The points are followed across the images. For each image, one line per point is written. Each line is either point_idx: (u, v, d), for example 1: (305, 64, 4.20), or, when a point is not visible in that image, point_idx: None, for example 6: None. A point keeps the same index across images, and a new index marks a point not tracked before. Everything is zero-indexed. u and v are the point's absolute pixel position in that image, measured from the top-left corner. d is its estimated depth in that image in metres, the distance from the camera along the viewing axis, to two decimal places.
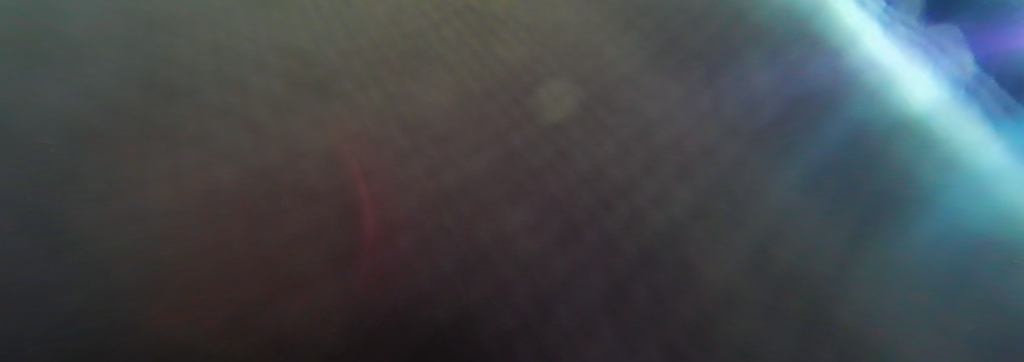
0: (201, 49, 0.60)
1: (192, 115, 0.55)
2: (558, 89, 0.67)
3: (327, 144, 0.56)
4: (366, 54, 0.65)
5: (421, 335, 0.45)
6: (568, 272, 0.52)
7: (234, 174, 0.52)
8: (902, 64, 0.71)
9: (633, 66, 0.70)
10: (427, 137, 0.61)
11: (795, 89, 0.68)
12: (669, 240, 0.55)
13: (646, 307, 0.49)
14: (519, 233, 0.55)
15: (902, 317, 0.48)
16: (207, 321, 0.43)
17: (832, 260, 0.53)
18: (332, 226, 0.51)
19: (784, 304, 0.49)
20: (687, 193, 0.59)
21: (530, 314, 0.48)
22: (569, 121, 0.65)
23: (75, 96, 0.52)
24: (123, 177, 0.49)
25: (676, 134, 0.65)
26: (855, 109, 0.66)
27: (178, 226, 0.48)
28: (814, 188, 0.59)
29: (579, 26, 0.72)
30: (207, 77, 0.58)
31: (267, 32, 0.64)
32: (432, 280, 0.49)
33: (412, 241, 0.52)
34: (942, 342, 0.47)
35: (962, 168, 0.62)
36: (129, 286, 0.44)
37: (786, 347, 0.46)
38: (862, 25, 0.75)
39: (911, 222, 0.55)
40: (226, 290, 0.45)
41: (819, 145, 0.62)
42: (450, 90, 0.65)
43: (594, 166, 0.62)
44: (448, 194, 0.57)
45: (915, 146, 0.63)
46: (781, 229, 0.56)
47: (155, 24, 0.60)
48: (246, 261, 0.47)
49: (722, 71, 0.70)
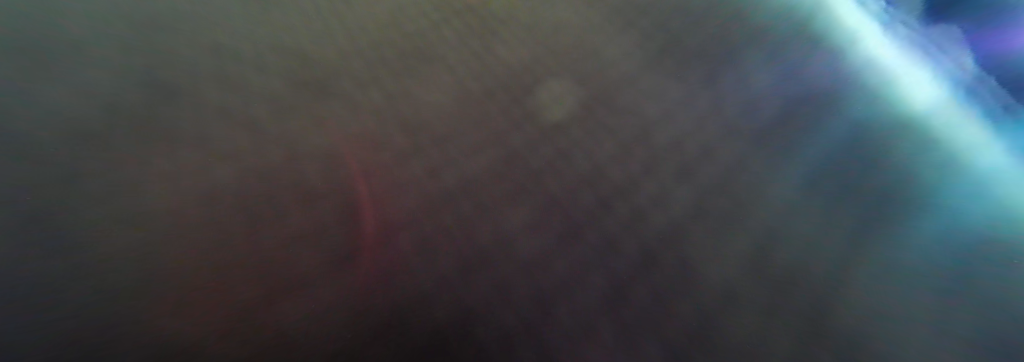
0: (200, 50, 0.60)
1: (192, 116, 0.55)
2: (559, 89, 0.67)
3: (328, 145, 0.56)
4: (367, 56, 0.65)
5: (422, 335, 0.45)
6: (569, 272, 0.52)
7: (236, 174, 0.52)
8: (902, 64, 0.71)
9: (632, 66, 0.70)
10: (427, 137, 0.61)
11: (794, 90, 0.68)
12: (670, 239, 0.55)
13: (647, 307, 0.49)
14: (519, 233, 0.55)
15: (897, 314, 0.49)
16: (208, 321, 0.43)
17: (829, 259, 0.53)
18: (333, 226, 0.51)
19: (783, 304, 0.50)
20: (687, 193, 0.59)
21: (530, 314, 0.48)
22: (570, 121, 0.65)
23: (77, 98, 0.53)
24: (124, 179, 0.49)
25: (677, 134, 0.65)
26: (856, 109, 0.66)
27: (178, 227, 0.48)
28: (812, 191, 0.59)
29: (579, 27, 0.72)
30: (209, 77, 0.58)
31: (266, 31, 0.63)
32: (433, 280, 0.49)
33: (413, 242, 0.52)
34: (938, 340, 0.47)
35: (962, 168, 0.62)
36: (127, 287, 0.43)
37: (787, 347, 0.47)
38: (861, 25, 0.75)
39: (913, 221, 0.56)
40: (227, 291, 0.45)
41: (818, 146, 0.63)
42: (450, 90, 0.65)
43: (594, 166, 0.62)
44: (449, 194, 0.57)
45: (916, 146, 0.63)
46: (779, 229, 0.56)
47: (154, 24, 0.60)
48: (246, 262, 0.47)
49: (722, 71, 0.70)
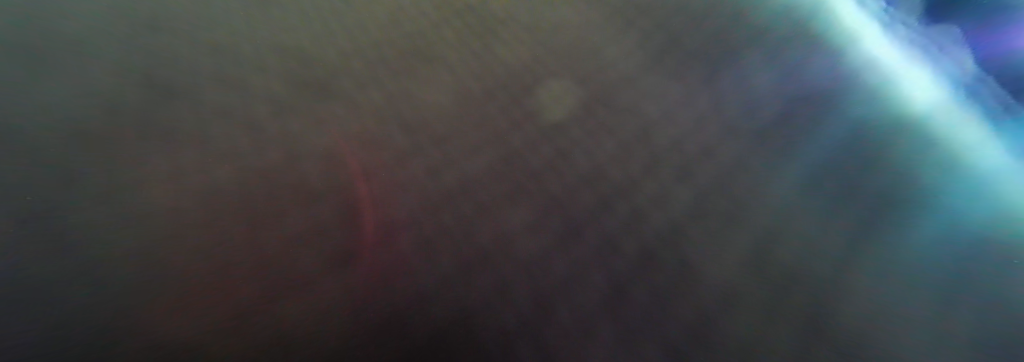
0: (200, 49, 0.60)
1: (192, 115, 0.55)
2: (559, 89, 0.67)
3: (328, 145, 0.56)
4: (367, 54, 0.65)
5: (422, 335, 0.45)
6: (569, 272, 0.52)
7: (235, 174, 0.52)
8: (901, 64, 0.72)
9: (632, 65, 0.70)
10: (427, 137, 0.61)
11: (794, 89, 0.68)
12: (670, 239, 0.55)
13: (647, 307, 0.50)
14: (519, 233, 0.55)
15: (896, 314, 0.49)
16: (209, 321, 0.43)
17: (829, 259, 0.53)
18: (333, 225, 0.51)
19: (783, 304, 0.50)
20: (686, 192, 0.59)
21: (530, 314, 0.48)
22: (569, 120, 0.65)
23: (77, 99, 0.53)
24: (124, 178, 0.49)
25: (676, 134, 0.65)
26: (854, 109, 0.66)
27: (177, 226, 0.48)
28: (811, 191, 0.59)
29: (579, 26, 0.72)
30: (209, 78, 0.58)
31: (265, 31, 0.63)
32: (433, 280, 0.49)
33: (413, 241, 0.52)
34: (938, 340, 0.47)
35: (961, 168, 0.62)
36: (128, 287, 0.43)
37: (788, 346, 0.47)
38: (862, 25, 0.75)
39: (912, 220, 0.56)
40: (228, 290, 0.45)
41: (817, 146, 0.63)
42: (450, 89, 0.65)
43: (594, 165, 0.62)
44: (449, 194, 0.57)
45: (915, 146, 0.63)
46: (779, 228, 0.56)
47: (154, 23, 0.60)
48: (247, 261, 0.47)
49: (722, 71, 0.70)
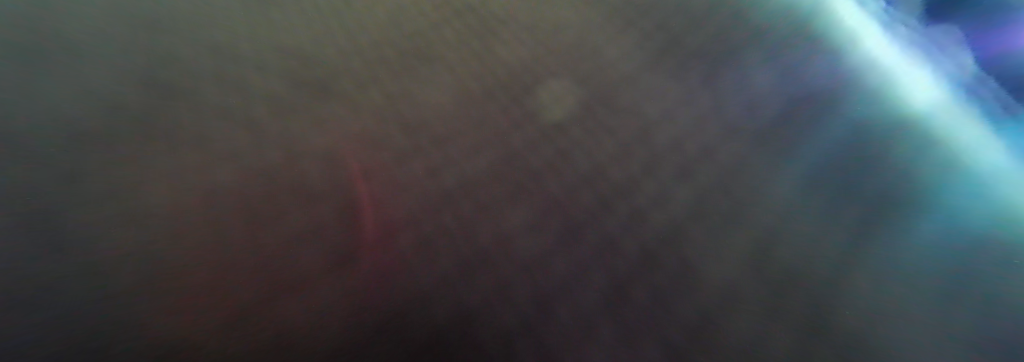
0: (201, 49, 0.60)
1: (193, 115, 0.55)
2: (559, 89, 0.68)
3: (327, 144, 0.56)
4: (366, 53, 0.65)
5: (422, 335, 0.45)
6: (569, 272, 0.52)
7: (237, 174, 0.53)
8: (900, 63, 0.72)
9: (632, 65, 0.70)
10: (427, 137, 0.61)
11: (793, 89, 0.68)
12: (669, 238, 0.55)
13: (647, 306, 0.49)
14: (518, 232, 0.55)
15: (894, 315, 0.49)
16: (207, 321, 0.43)
17: (829, 260, 0.54)
18: (334, 224, 0.51)
19: (783, 304, 0.50)
20: (687, 192, 0.60)
21: (530, 315, 0.48)
22: (569, 120, 0.65)
23: (76, 99, 0.53)
24: (125, 178, 0.49)
25: (676, 134, 0.65)
26: (853, 108, 0.66)
27: (179, 224, 0.48)
28: (811, 192, 0.59)
29: (579, 26, 0.73)
30: (210, 79, 0.58)
31: (266, 30, 0.64)
32: (433, 279, 0.50)
33: (413, 240, 0.52)
34: (939, 340, 0.47)
35: (961, 168, 0.62)
36: (128, 286, 0.43)
37: (789, 346, 0.47)
38: (861, 25, 0.76)
39: (913, 222, 0.56)
40: (226, 291, 0.45)
41: (817, 146, 0.63)
42: (450, 89, 0.65)
43: (594, 165, 0.62)
44: (449, 193, 0.57)
45: (914, 146, 0.63)
46: (778, 229, 0.56)
47: (156, 23, 0.61)
48: (246, 261, 0.47)
49: (721, 71, 0.70)
